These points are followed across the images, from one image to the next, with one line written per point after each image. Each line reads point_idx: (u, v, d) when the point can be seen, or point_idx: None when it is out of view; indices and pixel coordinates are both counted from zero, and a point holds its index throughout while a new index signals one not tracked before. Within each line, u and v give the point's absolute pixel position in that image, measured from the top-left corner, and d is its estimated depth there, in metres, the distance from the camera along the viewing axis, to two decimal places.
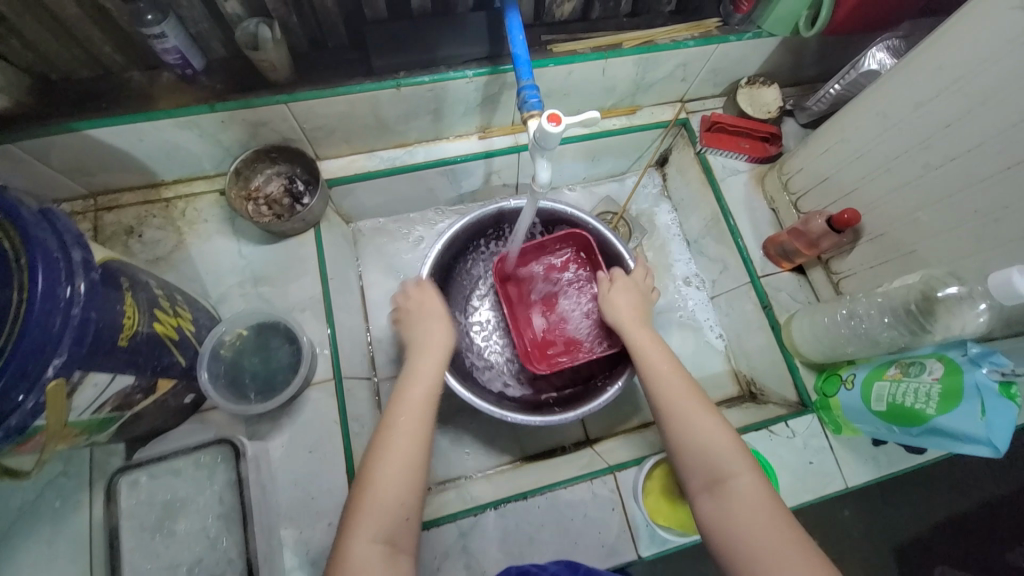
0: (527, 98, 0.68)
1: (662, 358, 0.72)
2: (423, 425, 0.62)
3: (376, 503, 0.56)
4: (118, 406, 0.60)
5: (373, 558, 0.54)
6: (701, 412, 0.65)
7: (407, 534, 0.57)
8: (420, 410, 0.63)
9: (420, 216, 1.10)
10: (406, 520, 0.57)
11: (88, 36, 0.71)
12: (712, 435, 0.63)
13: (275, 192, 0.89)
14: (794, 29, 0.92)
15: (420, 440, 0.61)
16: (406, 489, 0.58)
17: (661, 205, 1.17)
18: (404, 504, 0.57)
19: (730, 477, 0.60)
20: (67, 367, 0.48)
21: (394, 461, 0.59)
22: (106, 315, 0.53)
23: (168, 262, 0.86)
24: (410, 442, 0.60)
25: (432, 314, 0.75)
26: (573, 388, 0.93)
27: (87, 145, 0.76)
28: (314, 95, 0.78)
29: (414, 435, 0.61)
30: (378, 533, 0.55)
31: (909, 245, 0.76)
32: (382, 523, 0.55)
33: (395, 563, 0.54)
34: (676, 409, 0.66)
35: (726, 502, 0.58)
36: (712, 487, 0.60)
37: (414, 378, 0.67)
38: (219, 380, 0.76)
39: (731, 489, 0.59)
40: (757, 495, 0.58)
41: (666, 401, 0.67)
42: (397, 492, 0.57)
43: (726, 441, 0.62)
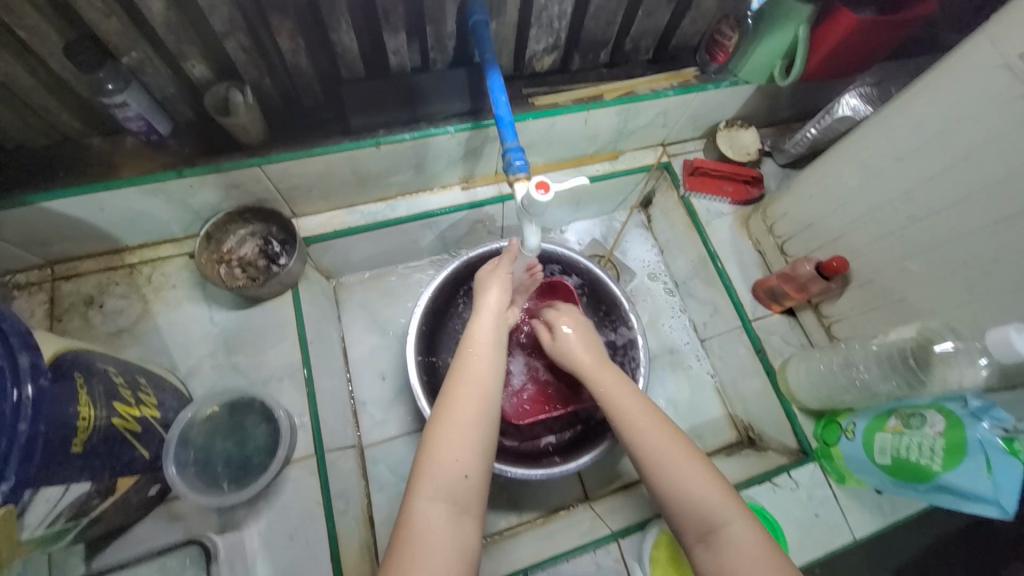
0: (513, 160, 0.66)
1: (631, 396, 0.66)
2: (483, 387, 0.60)
3: (435, 465, 0.54)
4: (73, 515, 0.54)
5: (437, 514, 0.51)
6: (682, 452, 0.59)
7: (469, 493, 0.53)
8: (481, 372, 0.61)
9: (403, 267, 1.06)
10: (465, 478, 0.54)
11: (42, 104, 0.67)
12: (698, 479, 0.57)
13: (249, 254, 0.84)
14: (770, 77, 0.93)
15: (482, 401, 0.59)
16: (466, 449, 0.55)
17: (648, 246, 1.17)
18: (464, 465, 0.54)
19: (724, 525, 0.54)
20: (16, 490, 0.43)
21: (457, 420, 0.57)
22: (57, 421, 0.48)
23: (131, 334, 0.80)
24: (473, 403, 0.58)
25: (488, 278, 0.72)
26: (573, 430, 0.90)
27: (43, 217, 0.70)
28: (289, 156, 0.75)
29: (475, 397, 0.59)
30: (437, 492, 0.52)
31: (899, 292, 0.76)
32: (444, 485, 0.53)
33: (459, 521, 0.51)
34: (660, 455, 0.59)
35: (723, 555, 0.52)
36: (706, 536, 0.54)
37: (475, 341, 0.65)
38: (188, 468, 0.70)
39: (726, 539, 0.53)
40: (755, 542, 0.52)
41: (648, 446, 0.60)
42: (459, 446, 0.55)
43: (713, 484, 0.56)
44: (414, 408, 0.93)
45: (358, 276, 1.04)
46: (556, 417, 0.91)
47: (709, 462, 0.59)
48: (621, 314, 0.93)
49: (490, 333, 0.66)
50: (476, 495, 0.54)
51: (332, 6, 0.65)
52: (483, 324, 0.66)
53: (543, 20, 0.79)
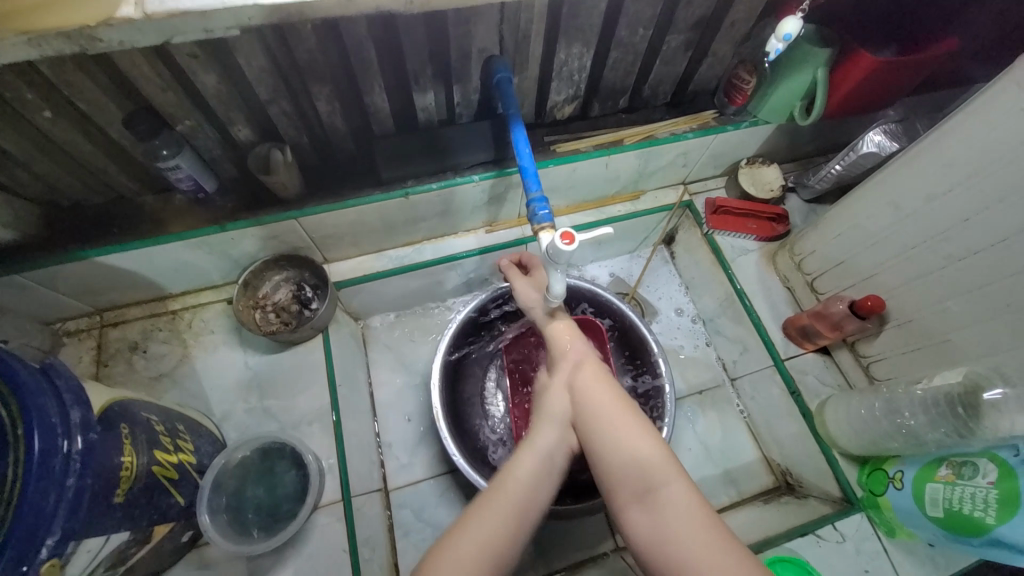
0: (537, 210, 0.68)
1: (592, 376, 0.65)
2: (515, 536, 0.55)
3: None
4: (112, 564, 0.55)
5: None
6: (622, 414, 0.60)
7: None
8: (512, 514, 0.56)
9: (428, 307, 1.08)
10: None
11: (101, 167, 0.73)
12: (639, 437, 0.58)
13: (283, 299, 0.88)
14: (791, 116, 0.94)
15: (501, 545, 0.54)
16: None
17: (671, 282, 1.16)
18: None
19: (661, 485, 0.54)
20: (62, 543, 0.44)
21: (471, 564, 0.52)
22: (103, 474, 0.50)
23: (171, 378, 0.83)
24: (489, 533, 0.54)
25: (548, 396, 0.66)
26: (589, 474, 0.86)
27: (96, 270, 0.75)
28: (324, 209, 0.79)
29: (499, 536, 0.54)
30: None
31: (942, 333, 0.74)
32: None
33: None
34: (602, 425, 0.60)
35: (659, 514, 0.53)
36: (644, 492, 0.54)
37: (516, 477, 0.59)
38: (221, 514, 0.71)
39: (662, 497, 0.53)
40: (691, 503, 0.53)
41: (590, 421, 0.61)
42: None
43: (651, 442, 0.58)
44: (440, 450, 0.93)
45: (386, 317, 1.06)
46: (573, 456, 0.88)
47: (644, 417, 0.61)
48: (650, 359, 0.91)
49: (532, 470, 0.59)
50: None
51: (366, 72, 0.69)
52: (529, 466, 0.59)
53: (564, 74, 0.82)
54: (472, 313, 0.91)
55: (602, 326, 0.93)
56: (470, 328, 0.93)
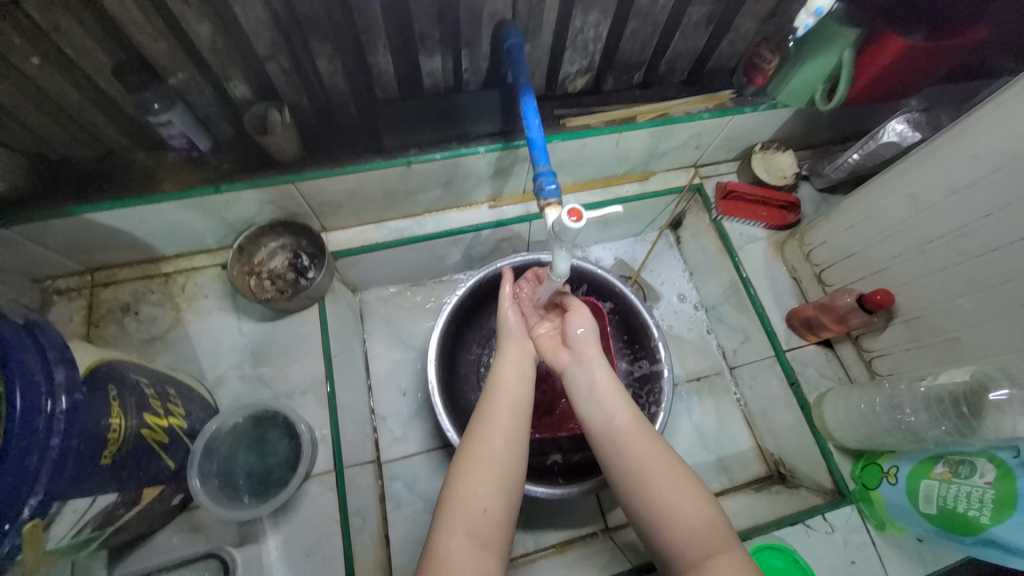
0: (544, 185, 0.65)
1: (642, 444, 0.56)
2: (521, 417, 0.59)
3: (458, 498, 0.53)
4: (99, 525, 0.54)
5: (462, 544, 0.50)
6: (681, 490, 0.53)
7: (489, 528, 0.52)
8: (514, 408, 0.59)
9: (427, 282, 1.06)
10: (485, 512, 0.52)
11: (91, 119, 0.69)
12: (701, 513, 0.51)
13: (279, 267, 0.86)
14: (810, 101, 0.90)
15: (512, 437, 0.57)
16: (494, 488, 0.54)
17: (675, 268, 1.14)
18: (483, 498, 0.53)
19: (723, 552, 0.49)
20: (45, 504, 0.44)
21: (487, 450, 0.56)
22: (89, 435, 0.48)
23: (163, 341, 0.82)
24: (501, 432, 0.57)
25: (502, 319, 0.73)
26: (582, 454, 0.86)
27: (86, 228, 0.73)
28: (322, 174, 0.76)
29: (508, 430, 0.57)
30: (458, 524, 0.51)
31: (949, 331, 0.72)
32: (463, 517, 0.52)
33: (480, 559, 0.50)
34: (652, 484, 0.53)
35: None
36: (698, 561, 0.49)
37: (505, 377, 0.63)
38: (211, 479, 0.70)
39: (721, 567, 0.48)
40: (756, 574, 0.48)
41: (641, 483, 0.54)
42: (482, 493, 0.53)
43: (711, 517, 0.51)
44: (434, 425, 0.93)
45: (384, 290, 1.04)
46: (567, 436, 0.88)
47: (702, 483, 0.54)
48: (650, 344, 0.90)
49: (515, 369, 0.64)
50: (501, 526, 0.53)
51: (369, 30, 0.66)
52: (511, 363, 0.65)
53: (578, 43, 0.78)
54: (471, 290, 0.89)
55: (604, 308, 0.91)
56: (470, 302, 0.91)
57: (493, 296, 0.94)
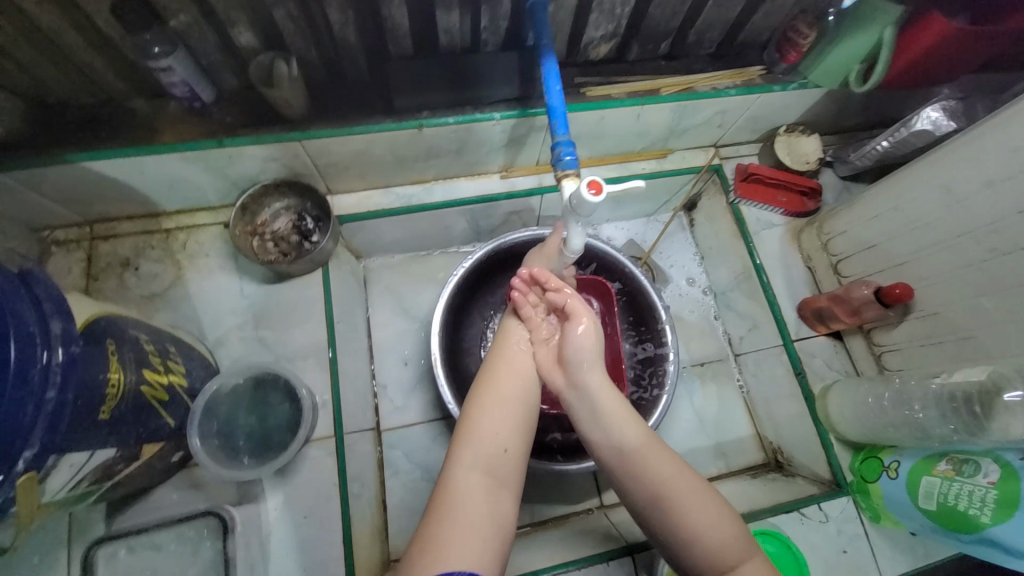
0: (561, 155, 0.63)
1: (661, 464, 0.55)
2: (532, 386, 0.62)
3: (479, 435, 0.56)
4: (97, 479, 0.54)
5: (476, 482, 0.53)
6: (703, 506, 0.52)
7: (507, 466, 0.55)
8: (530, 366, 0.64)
9: (433, 253, 1.04)
10: (505, 452, 0.56)
11: (89, 62, 0.66)
12: (723, 529, 0.51)
13: (283, 228, 0.83)
14: (843, 82, 0.86)
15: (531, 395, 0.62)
16: (514, 431, 0.58)
17: (686, 251, 1.12)
18: (502, 438, 0.56)
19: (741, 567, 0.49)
20: (40, 457, 0.43)
21: (509, 401, 0.60)
22: (87, 389, 0.48)
23: (163, 299, 0.80)
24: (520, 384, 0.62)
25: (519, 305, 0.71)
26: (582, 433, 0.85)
27: (84, 177, 0.70)
28: (329, 133, 0.73)
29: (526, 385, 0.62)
30: (477, 463, 0.54)
31: (967, 329, 0.71)
32: (484, 453, 0.55)
33: (496, 493, 0.53)
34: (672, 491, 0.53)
35: None
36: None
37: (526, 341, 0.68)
38: (211, 439, 0.70)
39: None
40: None
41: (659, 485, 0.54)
42: (500, 437, 0.56)
43: (733, 531, 0.51)
44: (435, 396, 0.92)
45: (389, 258, 1.02)
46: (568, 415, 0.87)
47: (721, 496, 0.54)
48: (657, 326, 0.89)
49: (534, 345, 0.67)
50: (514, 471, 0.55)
51: None
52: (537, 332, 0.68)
53: (605, 5, 0.74)
54: (478, 262, 0.87)
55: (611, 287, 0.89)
56: (476, 274, 0.89)
57: (500, 270, 0.92)
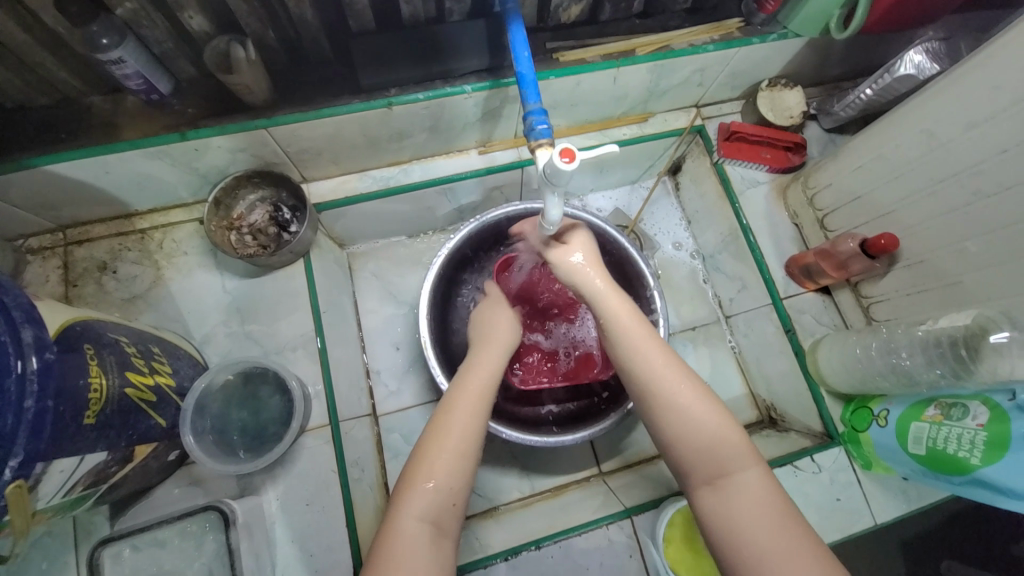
0: (535, 124, 0.61)
1: (664, 364, 0.57)
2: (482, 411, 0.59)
3: (420, 489, 0.52)
4: (91, 483, 0.54)
5: (420, 537, 0.50)
6: (697, 406, 0.55)
7: (453, 520, 0.53)
8: (483, 397, 0.60)
9: (417, 236, 1.03)
10: (454, 506, 0.53)
11: (38, 60, 0.63)
12: (721, 431, 0.54)
13: (260, 220, 0.82)
14: (824, 29, 0.84)
15: (477, 434, 0.57)
16: (459, 477, 0.54)
17: (673, 216, 1.11)
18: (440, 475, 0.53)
19: (735, 472, 0.53)
20: (26, 465, 0.43)
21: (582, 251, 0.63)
22: (67, 395, 0.47)
23: (146, 300, 0.79)
24: (473, 416, 0.58)
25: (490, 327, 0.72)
26: (576, 403, 0.88)
27: (49, 182, 0.68)
28: (296, 119, 0.71)
29: (475, 423, 0.57)
30: (426, 511, 0.51)
31: (953, 275, 0.70)
32: (429, 507, 0.52)
33: (442, 551, 0.51)
34: (676, 398, 0.55)
35: (732, 495, 0.52)
36: (714, 481, 0.53)
37: (476, 371, 0.63)
38: (205, 435, 0.70)
39: (735, 482, 0.52)
40: (765, 492, 0.51)
41: (666, 393, 0.56)
42: (447, 477, 0.53)
43: (731, 434, 0.54)
44: (429, 378, 0.92)
45: (373, 244, 1.01)
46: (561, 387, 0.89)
47: (717, 399, 0.57)
48: (645, 293, 0.88)
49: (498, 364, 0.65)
50: (456, 518, 0.53)
51: None
52: (487, 365, 0.64)
53: None
54: (463, 241, 0.86)
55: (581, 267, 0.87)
56: (461, 257, 0.89)
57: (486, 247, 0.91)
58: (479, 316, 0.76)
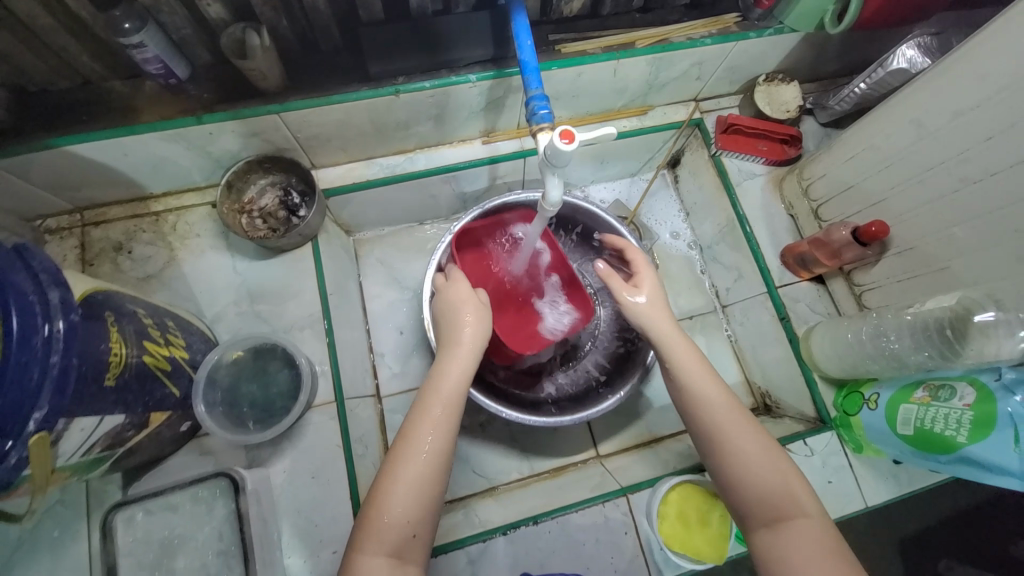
0: (536, 109, 0.63)
1: (727, 414, 0.62)
2: (441, 440, 0.59)
3: (383, 523, 0.56)
4: (108, 445, 0.56)
5: (379, 569, 0.55)
6: (760, 455, 0.60)
7: (414, 549, 0.57)
8: (446, 420, 0.61)
9: (421, 224, 1.06)
10: (414, 537, 0.57)
11: (62, 45, 0.66)
12: (778, 480, 0.58)
13: (270, 205, 0.85)
14: (819, 25, 0.86)
15: (439, 465, 0.59)
16: (420, 509, 0.57)
17: (672, 208, 1.13)
18: (407, 515, 0.56)
19: (792, 516, 0.57)
20: (50, 418, 0.45)
21: (653, 301, 0.70)
22: (90, 356, 0.50)
23: (159, 280, 0.82)
24: (431, 450, 0.59)
25: (454, 323, 0.68)
26: (574, 387, 0.90)
27: (70, 162, 0.71)
28: (307, 104, 0.73)
29: (438, 451, 0.59)
30: (382, 546, 0.55)
31: (941, 261, 0.72)
32: (389, 541, 0.55)
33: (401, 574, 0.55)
34: (736, 446, 0.60)
35: (783, 538, 0.56)
36: (771, 523, 0.57)
37: (440, 390, 0.62)
38: (216, 408, 0.72)
39: (794, 528, 0.56)
40: (820, 538, 0.55)
41: (726, 440, 0.61)
42: (404, 510, 0.56)
43: (788, 480, 0.59)
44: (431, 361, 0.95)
45: (379, 231, 1.04)
46: (558, 370, 0.92)
47: (779, 449, 0.61)
48: None
49: (464, 377, 0.64)
50: (420, 545, 0.58)
51: None
52: (450, 382, 0.63)
53: None
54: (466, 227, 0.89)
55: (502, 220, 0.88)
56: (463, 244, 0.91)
57: None
58: (440, 308, 0.72)
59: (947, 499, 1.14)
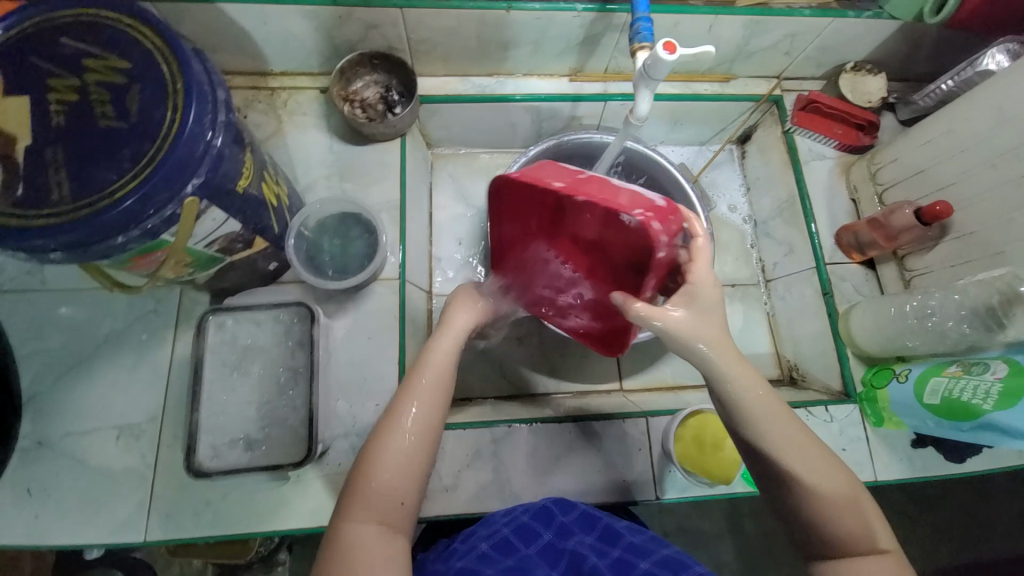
0: (640, 30, 0.70)
1: (780, 441, 0.57)
2: (431, 416, 0.58)
3: (373, 490, 0.53)
4: (223, 248, 0.66)
5: (372, 538, 0.52)
6: (822, 491, 0.54)
7: (404, 518, 0.54)
8: (431, 392, 0.59)
9: (494, 152, 1.13)
10: (402, 505, 0.54)
11: None
12: (840, 516, 0.54)
13: (371, 97, 0.93)
14: (917, 15, 0.88)
15: (427, 435, 0.57)
16: (407, 477, 0.55)
17: (734, 181, 1.16)
18: (404, 493, 0.54)
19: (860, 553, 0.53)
20: (201, 190, 0.54)
21: (700, 322, 0.63)
22: (235, 152, 0.58)
23: (265, 145, 0.91)
24: (421, 424, 0.57)
25: (452, 313, 0.68)
26: None
27: (217, 19, 0.81)
28: (428, 5, 0.81)
29: (425, 422, 0.57)
30: (375, 514, 0.53)
31: (998, 246, 0.75)
32: (376, 506, 0.53)
33: (389, 543, 0.52)
34: (791, 479, 0.55)
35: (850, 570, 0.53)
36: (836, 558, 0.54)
37: (426, 367, 0.61)
38: (301, 253, 0.82)
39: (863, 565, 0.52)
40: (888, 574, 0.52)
41: (777, 473, 0.56)
42: (397, 481, 0.54)
43: (851, 515, 0.54)
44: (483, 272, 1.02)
45: (455, 150, 1.11)
46: None
47: (844, 475, 0.56)
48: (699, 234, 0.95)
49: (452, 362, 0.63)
50: (410, 516, 0.55)
51: None
52: (437, 359, 0.62)
53: None
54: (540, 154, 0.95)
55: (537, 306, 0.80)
56: None
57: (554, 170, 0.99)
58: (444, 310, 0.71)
59: (943, 519, 1.16)
